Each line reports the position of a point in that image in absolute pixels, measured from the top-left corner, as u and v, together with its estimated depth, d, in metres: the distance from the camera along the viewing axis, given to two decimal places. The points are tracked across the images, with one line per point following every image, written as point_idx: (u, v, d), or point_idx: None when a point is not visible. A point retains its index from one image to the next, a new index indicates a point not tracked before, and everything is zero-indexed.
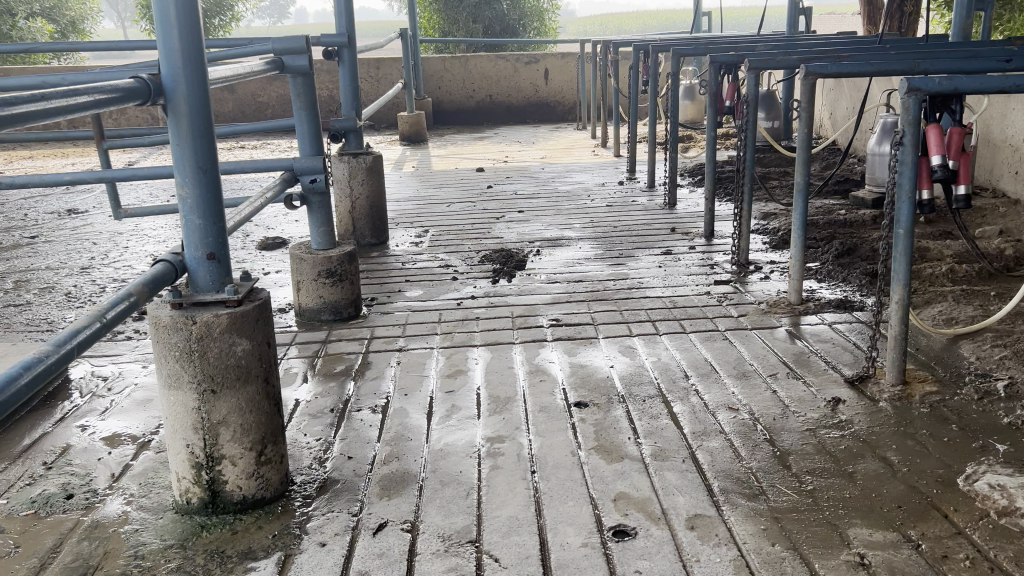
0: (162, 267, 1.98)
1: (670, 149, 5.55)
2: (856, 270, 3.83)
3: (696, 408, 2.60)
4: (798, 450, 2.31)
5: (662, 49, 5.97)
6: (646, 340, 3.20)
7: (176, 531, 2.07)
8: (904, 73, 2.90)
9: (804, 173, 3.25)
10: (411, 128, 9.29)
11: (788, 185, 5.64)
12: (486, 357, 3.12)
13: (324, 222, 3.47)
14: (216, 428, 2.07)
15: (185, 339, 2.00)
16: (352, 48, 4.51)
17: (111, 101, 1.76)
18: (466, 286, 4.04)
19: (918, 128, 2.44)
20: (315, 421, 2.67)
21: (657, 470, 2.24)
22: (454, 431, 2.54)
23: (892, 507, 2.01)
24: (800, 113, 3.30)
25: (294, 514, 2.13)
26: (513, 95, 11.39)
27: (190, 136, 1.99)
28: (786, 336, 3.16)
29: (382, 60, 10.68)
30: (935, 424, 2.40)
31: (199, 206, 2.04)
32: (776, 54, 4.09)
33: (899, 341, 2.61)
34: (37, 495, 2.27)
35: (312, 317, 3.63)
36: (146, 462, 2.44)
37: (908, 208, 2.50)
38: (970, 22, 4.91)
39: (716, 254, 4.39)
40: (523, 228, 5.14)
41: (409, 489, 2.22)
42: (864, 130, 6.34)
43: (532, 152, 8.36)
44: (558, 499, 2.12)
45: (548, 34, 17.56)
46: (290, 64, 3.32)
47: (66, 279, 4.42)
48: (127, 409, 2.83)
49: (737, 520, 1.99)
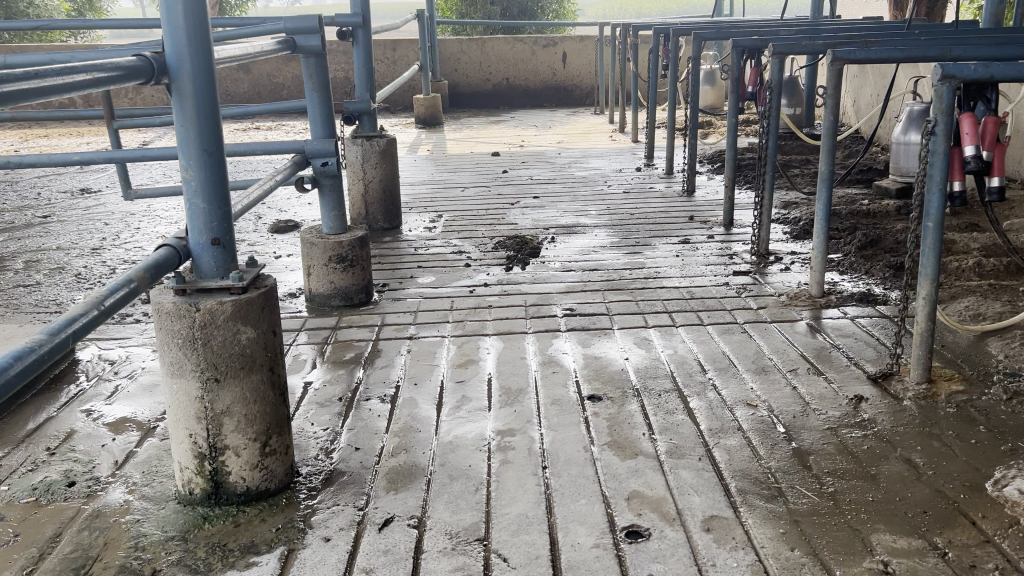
0: (165, 253, 1.92)
1: (689, 136, 5.44)
2: (879, 263, 3.73)
3: (713, 404, 2.52)
4: (819, 449, 2.24)
5: (684, 33, 5.85)
6: (662, 331, 3.13)
7: (178, 523, 2.02)
8: (936, 58, 2.78)
9: (829, 161, 3.15)
10: (427, 111, 9.20)
11: (810, 173, 5.54)
12: (498, 346, 3.05)
13: (336, 206, 3.40)
14: (220, 418, 2.02)
15: (189, 326, 1.94)
16: (367, 27, 4.37)
17: (112, 79, 1.70)
18: (479, 273, 3.97)
19: (952, 116, 2.35)
20: (323, 410, 2.62)
21: (672, 468, 2.17)
22: (465, 423, 2.48)
23: (917, 512, 1.93)
24: (827, 99, 3.19)
25: (299, 507, 2.08)
26: (531, 78, 11.28)
27: (196, 117, 1.93)
28: (807, 330, 3.08)
29: (398, 41, 10.60)
30: (963, 425, 2.32)
31: (203, 190, 1.98)
32: (802, 38, 3.95)
33: (925, 339, 2.52)
34: (38, 481, 2.23)
35: (322, 303, 3.57)
36: (150, 449, 2.40)
37: (939, 199, 2.41)
38: (1003, 9, 4.77)
39: (735, 243, 4.30)
40: (539, 214, 5.07)
41: (417, 482, 2.16)
42: (889, 119, 6.20)
43: (549, 136, 8.26)
44: (570, 496, 2.06)
45: (566, 16, 17.43)
46: (302, 44, 3.23)
47: (77, 259, 4.38)
48: (132, 394, 2.79)
49: (755, 523, 1.92)
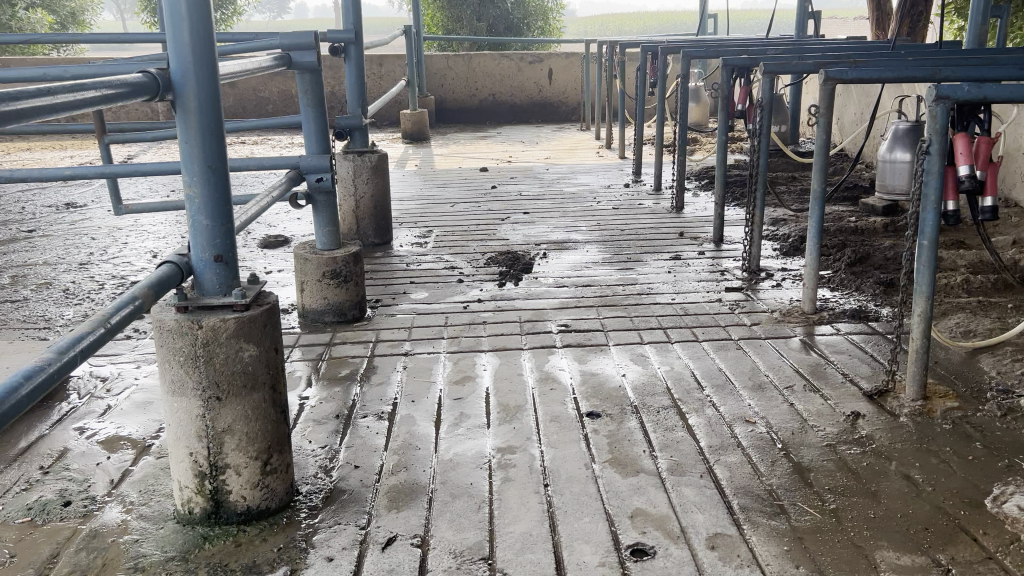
0: (167, 269, 1.91)
1: (678, 152, 5.48)
2: (869, 280, 3.77)
3: (712, 421, 2.53)
4: (819, 466, 2.25)
5: (672, 50, 5.90)
6: (657, 348, 3.14)
7: (178, 543, 1.99)
8: (925, 79, 2.82)
9: (821, 179, 3.18)
10: (413, 126, 9.21)
11: (798, 190, 5.59)
12: (494, 363, 3.04)
13: (330, 222, 3.39)
14: (221, 437, 2.00)
15: (191, 343, 1.93)
16: (359, 44, 4.39)
17: (120, 96, 1.70)
18: (472, 289, 3.97)
19: (946, 136, 2.38)
20: (319, 427, 2.60)
21: (674, 486, 2.17)
22: (464, 441, 2.47)
23: (919, 529, 1.95)
24: (819, 118, 3.22)
25: (299, 526, 2.06)
26: (516, 95, 11.34)
27: (200, 133, 1.92)
28: (800, 346, 3.10)
29: (385, 57, 10.63)
30: (958, 441, 2.34)
31: (207, 206, 1.97)
32: (791, 58, 4.00)
33: (920, 356, 2.55)
34: (34, 501, 2.20)
35: (315, 319, 3.56)
36: (146, 468, 2.37)
37: (933, 218, 2.44)
38: (985, 29, 4.85)
39: (725, 260, 4.33)
40: (529, 230, 5.08)
41: (418, 501, 2.15)
42: (874, 137, 6.29)
43: (536, 152, 8.29)
44: (573, 515, 2.05)
45: (551, 33, 17.61)
46: (297, 61, 3.23)
47: (64, 275, 4.34)
48: (126, 412, 2.76)
49: (759, 540, 1.93)
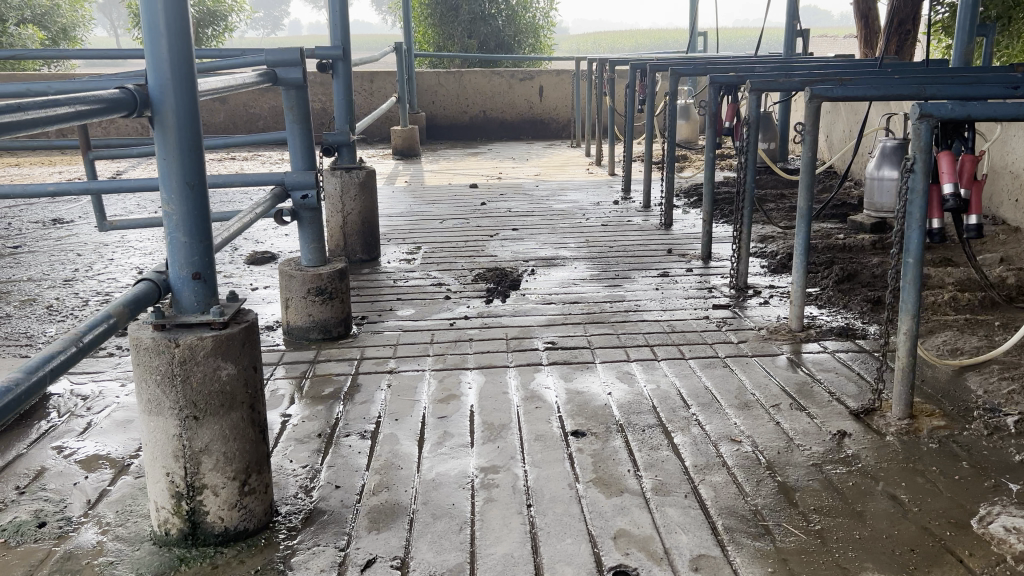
0: (144, 287, 1.89)
1: (666, 168, 5.48)
2: (857, 297, 3.77)
3: (697, 440, 2.51)
4: (804, 486, 2.23)
5: (661, 68, 5.90)
6: (644, 365, 3.12)
7: (154, 565, 1.96)
8: (910, 97, 2.82)
9: (807, 197, 3.17)
10: (404, 143, 9.21)
11: (786, 208, 5.60)
12: (479, 380, 3.02)
13: (315, 238, 3.35)
14: (198, 457, 1.97)
15: (168, 362, 1.90)
16: (347, 60, 4.38)
17: (95, 113, 1.67)
18: (459, 305, 3.95)
19: (930, 154, 2.38)
20: (301, 447, 2.57)
21: (658, 506, 2.15)
22: (447, 460, 2.44)
23: (905, 550, 1.93)
24: (805, 136, 3.21)
25: (278, 547, 2.03)
26: (507, 111, 11.36)
27: (178, 149, 1.90)
28: (787, 365, 3.09)
29: (376, 74, 10.67)
30: (945, 461, 2.33)
31: (185, 222, 1.95)
32: (778, 75, 3.99)
33: (907, 375, 2.53)
34: (8, 522, 2.16)
35: (300, 336, 3.53)
36: (124, 488, 2.33)
37: (918, 236, 2.43)
38: (972, 48, 4.86)
39: (714, 277, 4.32)
40: (518, 246, 5.07)
41: (399, 521, 2.12)
42: (862, 154, 6.31)
43: (527, 169, 8.29)
44: (555, 536, 2.03)
45: (544, 50, 17.70)
46: (283, 77, 3.20)
47: (48, 291, 4.30)
48: (105, 430, 2.72)
49: (744, 562, 1.90)
